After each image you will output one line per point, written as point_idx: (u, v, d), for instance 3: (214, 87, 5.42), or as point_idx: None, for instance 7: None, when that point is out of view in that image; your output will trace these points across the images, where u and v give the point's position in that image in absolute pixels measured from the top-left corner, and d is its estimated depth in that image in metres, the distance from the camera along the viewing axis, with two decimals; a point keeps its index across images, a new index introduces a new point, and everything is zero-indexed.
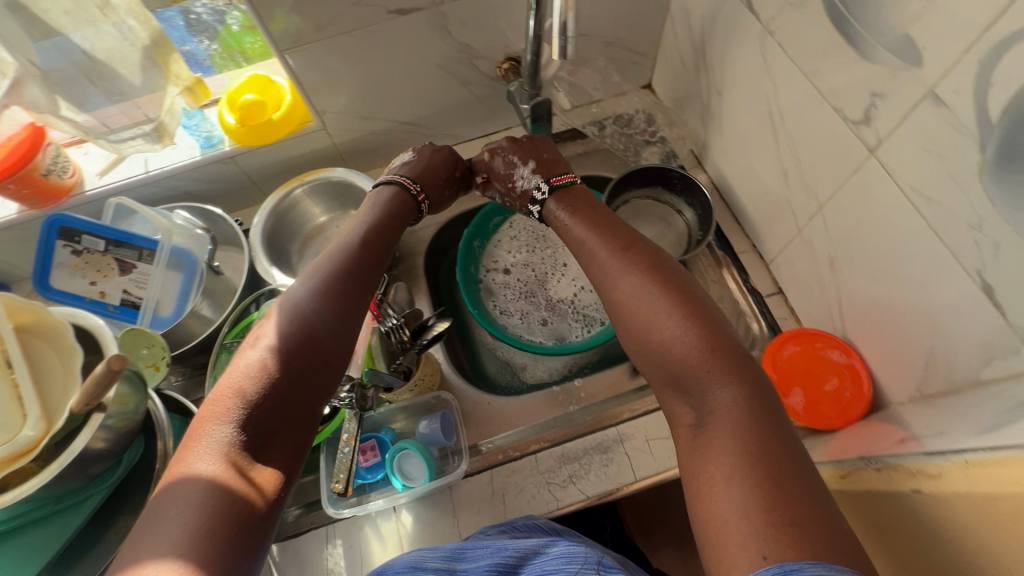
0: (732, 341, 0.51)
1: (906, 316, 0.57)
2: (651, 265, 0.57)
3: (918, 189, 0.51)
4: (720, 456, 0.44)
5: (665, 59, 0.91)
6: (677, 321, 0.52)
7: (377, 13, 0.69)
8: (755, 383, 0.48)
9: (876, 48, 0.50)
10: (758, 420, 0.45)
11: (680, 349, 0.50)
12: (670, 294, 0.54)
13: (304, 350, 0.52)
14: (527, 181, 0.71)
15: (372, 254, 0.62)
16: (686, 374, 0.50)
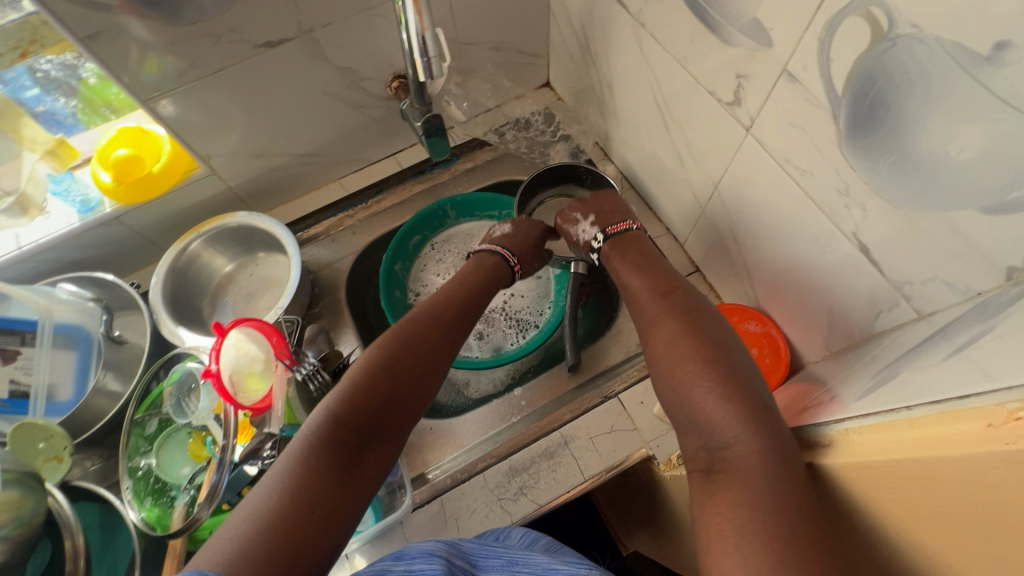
0: (756, 394, 0.47)
1: (804, 280, 0.60)
2: (690, 312, 0.58)
3: (792, 162, 0.53)
4: (732, 504, 0.41)
5: (557, 57, 0.91)
6: (699, 369, 0.51)
7: (243, 48, 0.65)
8: (776, 430, 0.43)
9: (732, 33, 0.52)
10: (777, 469, 0.40)
11: (698, 394, 0.49)
12: (694, 339, 0.54)
13: (391, 391, 0.55)
14: (588, 234, 0.73)
15: (450, 324, 0.64)
16: (701, 418, 0.48)
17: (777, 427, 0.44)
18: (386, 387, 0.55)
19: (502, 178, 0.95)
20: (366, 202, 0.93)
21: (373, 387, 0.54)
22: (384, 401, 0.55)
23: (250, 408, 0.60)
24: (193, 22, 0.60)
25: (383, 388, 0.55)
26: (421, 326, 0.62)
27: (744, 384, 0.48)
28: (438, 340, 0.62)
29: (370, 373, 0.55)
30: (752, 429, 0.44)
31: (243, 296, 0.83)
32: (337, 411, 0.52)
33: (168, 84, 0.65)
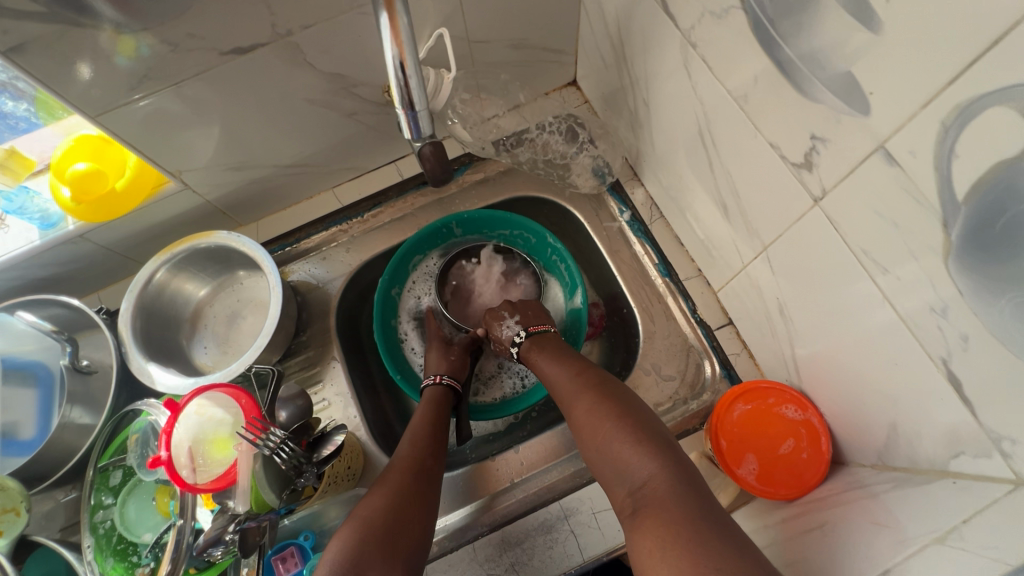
0: (652, 430, 0.54)
1: (863, 379, 0.50)
2: (598, 377, 0.62)
3: (871, 254, 0.42)
4: (658, 530, 0.44)
5: (586, 57, 0.78)
6: (608, 421, 0.56)
7: (208, 56, 0.55)
8: (676, 459, 0.51)
9: (813, 85, 0.39)
10: (684, 492, 0.47)
11: (615, 445, 0.54)
12: (608, 400, 0.59)
13: (395, 505, 0.53)
14: (511, 331, 0.73)
15: (431, 444, 0.62)
16: (621, 462, 0.53)
17: (677, 458, 0.51)
18: (396, 504, 0.53)
19: (516, 192, 0.83)
20: (362, 215, 0.83)
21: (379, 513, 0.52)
22: (396, 518, 0.52)
23: (208, 487, 0.53)
24: (142, 28, 0.49)
25: (395, 506, 0.53)
26: (413, 452, 0.60)
27: (645, 428, 0.54)
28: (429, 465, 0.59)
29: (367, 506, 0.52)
30: (659, 462, 0.50)
31: (224, 319, 0.77)
32: (341, 549, 0.48)
33: (122, 97, 0.55)
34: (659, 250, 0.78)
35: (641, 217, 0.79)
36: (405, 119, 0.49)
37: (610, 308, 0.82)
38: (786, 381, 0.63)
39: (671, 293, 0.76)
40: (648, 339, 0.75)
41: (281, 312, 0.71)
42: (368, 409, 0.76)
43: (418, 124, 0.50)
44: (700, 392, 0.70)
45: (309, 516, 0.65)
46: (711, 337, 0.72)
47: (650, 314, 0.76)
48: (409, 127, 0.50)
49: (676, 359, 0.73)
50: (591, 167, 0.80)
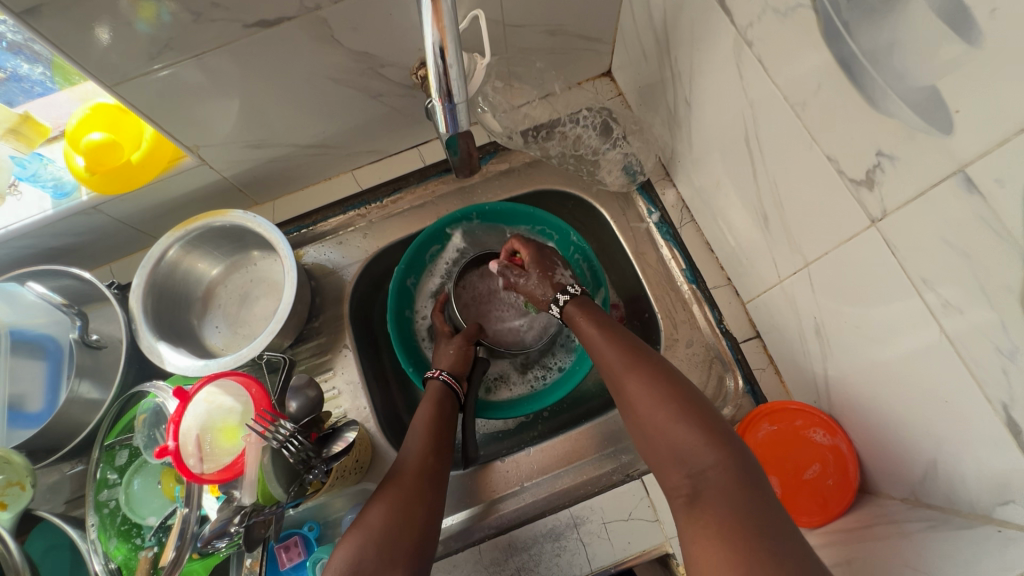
0: (714, 416, 0.51)
1: (904, 412, 0.47)
2: (650, 353, 0.57)
3: (932, 285, 0.39)
4: (716, 521, 0.43)
5: (625, 47, 0.75)
6: (665, 402, 0.52)
7: (231, 28, 0.52)
8: (737, 450, 0.48)
9: (887, 97, 0.36)
10: (748, 487, 0.45)
11: (671, 430, 0.51)
12: (663, 378, 0.54)
13: (398, 515, 0.52)
14: (546, 301, 0.69)
15: (438, 443, 0.61)
16: (677, 447, 0.50)
17: (737, 448, 0.48)
18: (399, 512, 0.52)
19: (541, 185, 0.80)
20: (381, 200, 0.80)
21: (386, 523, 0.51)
22: (399, 526, 0.51)
23: (213, 478, 0.52)
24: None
25: (400, 517, 0.52)
26: (417, 462, 0.58)
27: (707, 413, 0.51)
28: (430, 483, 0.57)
29: (375, 514, 0.52)
30: (719, 452, 0.48)
31: (236, 299, 0.75)
32: (345, 563, 0.48)
33: (140, 68, 0.53)
34: (687, 255, 0.75)
35: (670, 218, 0.76)
36: (442, 110, 0.47)
37: (631, 310, 0.80)
38: (814, 402, 0.60)
39: (696, 300, 0.73)
40: (670, 347, 0.72)
41: (294, 298, 0.69)
42: (378, 400, 0.75)
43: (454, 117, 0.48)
44: (720, 406, 0.68)
45: (314, 508, 0.66)
46: (735, 349, 0.69)
47: (673, 321, 0.73)
48: (445, 118, 0.48)
49: (697, 370, 0.70)
50: (621, 164, 0.77)
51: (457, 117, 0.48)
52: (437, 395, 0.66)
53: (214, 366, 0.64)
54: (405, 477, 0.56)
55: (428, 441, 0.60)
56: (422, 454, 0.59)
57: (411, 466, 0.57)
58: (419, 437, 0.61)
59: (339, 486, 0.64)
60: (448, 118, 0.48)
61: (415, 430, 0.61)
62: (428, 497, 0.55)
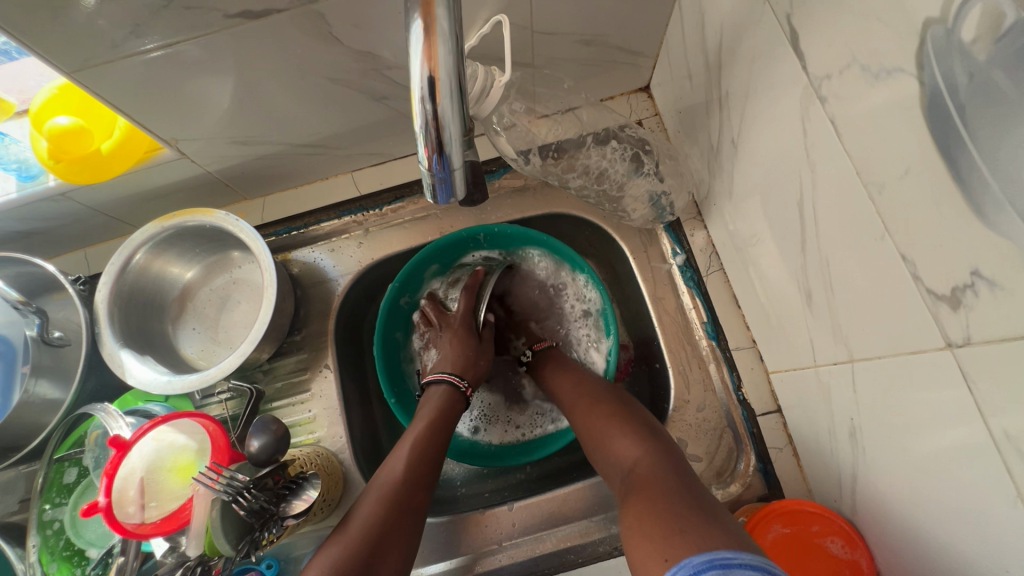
0: (645, 424, 0.55)
1: (945, 556, 0.40)
2: (598, 384, 0.63)
3: (1014, 441, 0.31)
4: (642, 501, 0.45)
5: (668, 64, 0.65)
6: (606, 423, 0.56)
7: (210, 17, 0.45)
8: (664, 446, 0.52)
9: (1000, 212, 0.28)
10: (671, 474, 0.48)
11: (607, 436, 0.55)
12: (602, 401, 0.60)
13: (366, 552, 0.47)
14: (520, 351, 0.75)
15: (425, 469, 0.55)
16: (614, 450, 0.54)
17: (668, 446, 0.52)
18: (370, 547, 0.47)
19: (557, 210, 0.73)
20: (381, 208, 0.73)
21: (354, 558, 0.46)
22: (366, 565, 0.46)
23: (151, 531, 0.46)
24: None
25: (368, 553, 0.47)
26: (399, 490, 0.52)
27: (640, 422, 0.55)
28: (382, 544, 0.48)
29: (344, 545, 0.47)
30: (646, 447, 0.52)
31: (214, 303, 0.70)
32: None
33: (106, 53, 0.46)
34: (710, 308, 0.67)
35: (696, 263, 0.68)
36: (430, 176, 0.34)
37: (640, 354, 0.74)
38: (834, 503, 0.53)
39: (714, 360, 0.66)
40: (679, 409, 0.65)
41: (273, 314, 0.63)
42: (358, 427, 0.69)
43: (447, 186, 0.34)
44: (725, 483, 0.62)
45: (277, 544, 0.61)
46: (750, 421, 0.62)
47: (685, 379, 0.66)
48: (434, 186, 0.34)
49: (705, 439, 0.64)
50: (647, 197, 0.68)
51: (452, 188, 0.35)
52: (438, 403, 0.62)
53: (178, 384, 0.58)
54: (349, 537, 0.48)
55: (377, 497, 0.52)
56: (372, 513, 0.50)
57: (356, 528, 0.49)
58: (371, 496, 0.52)
59: (305, 525, 0.60)
60: (437, 188, 0.35)
61: (409, 450, 0.56)
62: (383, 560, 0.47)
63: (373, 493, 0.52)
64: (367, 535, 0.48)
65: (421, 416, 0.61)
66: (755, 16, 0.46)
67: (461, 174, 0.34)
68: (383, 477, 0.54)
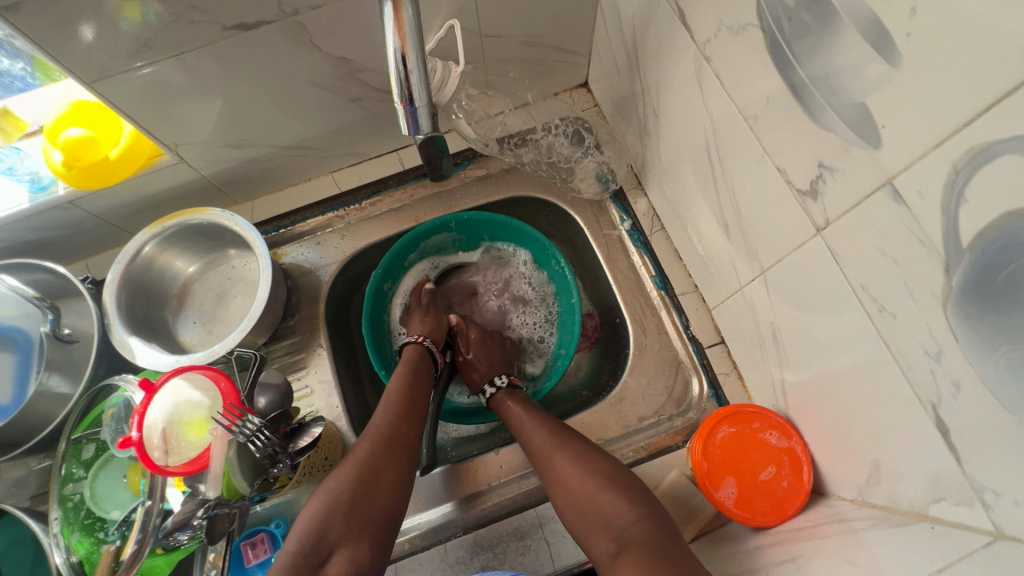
0: (620, 472, 0.57)
1: (852, 416, 0.49)
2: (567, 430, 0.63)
3: (869, 291, 0.40)
4: (643, 571, 0.47)
5: (599, 59, 0.77)
6: (583, 474, 0.57)
7: (210, 30, 0.54)
8: (652, 509, 0.54)
9: (826, 112, 0.38)
10: (663, 540, 0.51)
11: (592, 491, 0.56)
12: (583, 449, 0.60)
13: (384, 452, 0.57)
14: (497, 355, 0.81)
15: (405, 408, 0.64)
16: (601, 510, 0.55)
17: (651, 500, 0.55)
18: (384, 451, 0.58)
19: (517, 192, 0.82)
20: (360, 203, 0.82)
21: (374, 454, 0.57)
22: (384, 460, 0.57)
23: (178, 470, 0.53)
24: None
25: (383, 452, 0.57)
26: (396, 418, 0.62)
27: (621, 472, 0.57)
28: (387, 460, 0.57)
29: (365, 446, 0.58)
30: (631, 506, 0.54)
31: (212, 297, 0.76)
32: (340, 477, 0.54)
33: (118, 66, 0.54)
34: (657, 262, 0.77)
35: (641, 227, 0.78)
36: (404, 116, 0.43)
37: (603, 317, 0.82)
38: (773, 407, 0.62)
39: (665, 306, 0.75)
40: (639, 352, 0.74)
41: (269, 296, 0.69)
42: (352, 400, 0.75)
43: (418, 122, 0.43)
44: (684, 410, 0.70)
45: (282, 505, 0.66)
46: (701, 353, 0.71)
47: (642, 326, 0.75)
48: (407, 123, 0.43)
49: (663, 375, 0.72)
50: (595, 173, 0.79)
51: (420, 124, 0.44)
52: (412, 360, 0.72)
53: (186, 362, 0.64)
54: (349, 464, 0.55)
55: (377, 424, 0.60)
56: (366, 448, 0.57)
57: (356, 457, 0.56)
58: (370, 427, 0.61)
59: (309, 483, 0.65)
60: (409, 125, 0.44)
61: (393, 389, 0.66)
62: (383, 483, 0.55)
63: (380, 416, 0.61)
64: (374, 451, 0.57)
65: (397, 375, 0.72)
66: (654, 8, 0.58)
67: (428, 114, 0.44)
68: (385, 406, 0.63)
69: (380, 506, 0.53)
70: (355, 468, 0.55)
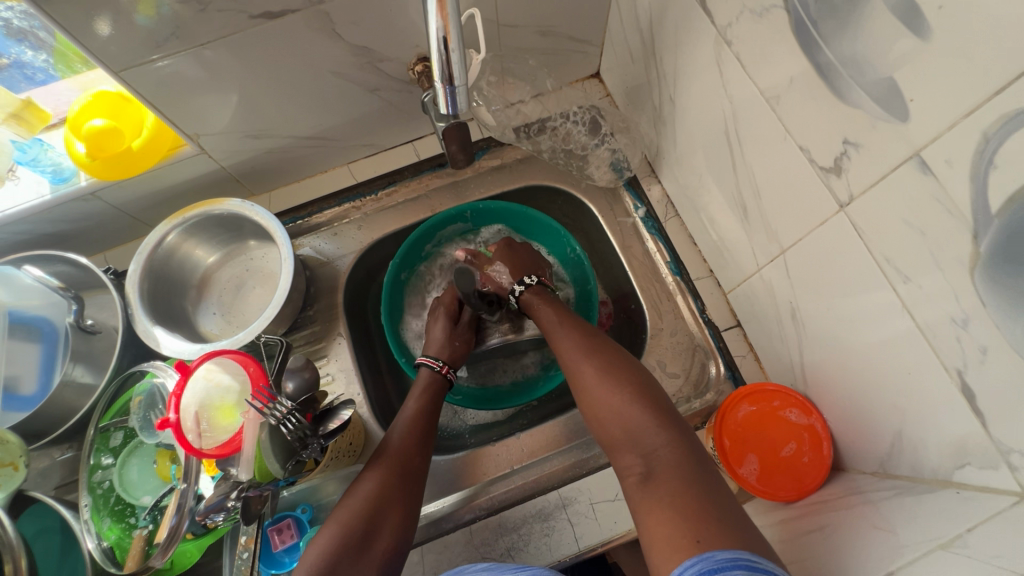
0: (657, 395, 0.57)
1: (873, 389, 0.50)
2: (605, 348, 0.63)
3: (895, 263, 0.42)
4: (670, 485, 0.47)
5: (612, 48, 0.78)
6: (616, 392, 0.57)
7: (237, 19, 0.54)
8: (684, 432, 0.53)
9: (852, 89, 0.39)
10: (692, 461, 0.49)
11: (624, 407, 0.56)
12: (620, 372, 0.59)
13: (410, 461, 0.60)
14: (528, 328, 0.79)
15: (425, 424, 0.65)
16: (629, 424, 0.54)
17: (685, 428, 0.53)
18: (412, 461, 0.60)
19: (531, 182, 0.83)
20: (376, 193, 0.83)
21: (403, 464, 0.59)
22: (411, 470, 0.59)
23: (213, 453, 0.53)
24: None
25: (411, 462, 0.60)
26: (418, 425, 0.64)
27: (655, 393, 0.57)
28: (412, 471, 0.59)
29: (393, 456, 0.60)
30: (661, 425, 0.53)
31: (231, 288, 0.77)
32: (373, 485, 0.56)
33: (146, 55, 0.55)
34: (672, 248, 0.78)
35: (655, 214, 0.80)
36: (443, 96, 0.44)
37: (618, 305, 0.83)
38: (791, 386, 0.63)
39: (681, 291, 0.76)
40: (655, 336, 0.75)
41: (291, 284, 0.70)
42: (372, 388, 0.76)
43: (455, 101, 0.44)
44: (702, 392, 0.71)
45: (308, 491, 0.67)
46: (717, 336, 0.72)
47: (658, 311, 0.76)
48: (445, 101, 0.44)
49: (680, 359, 0.73)
50: (609, 161, 0.81)
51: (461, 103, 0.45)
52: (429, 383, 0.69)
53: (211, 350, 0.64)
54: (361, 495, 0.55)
55: (406, 431, 0.63)
56: (376, 478, 0.57)
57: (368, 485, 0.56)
58: (399, 431, 0.63)
59: (335, 470, 0.66)
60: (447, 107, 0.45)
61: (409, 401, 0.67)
62: (389, 515, 0.55)
63: (405, 423, 0.63)
64: (401, 462, 0.59)
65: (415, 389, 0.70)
66: None
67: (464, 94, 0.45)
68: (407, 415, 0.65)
69: (403, 517, 0.56)
70: (386, 478, 0.57)
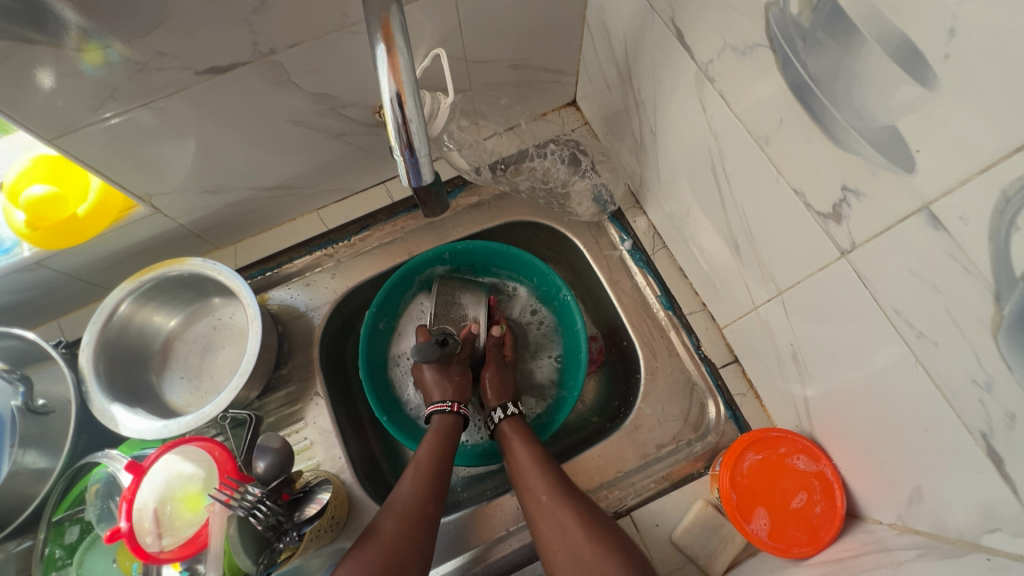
0: (605, 520, 0.57)
1: (886, 439, 0.47)
2: (557, 468, 0.62)
3: (904, 315, 0.39)
4: None
5: (588, 78, 0.75)
6: (567, 516, 0.57)
7: (182, 75, 0.50)
8: (633, 559, 0.53)
9: (849, 135, 0.36)
10: None
11: (573, 537, 0.55)
12: (573, 498, 0.58)
13: (431, 497, 0.59)
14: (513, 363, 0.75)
15: (435, 486, 0.61)
16: (580, 555, 0.54)
17: (635, 556, 0.54)
18: (432, 495, 0.59)
19: (510, 220, 0.79)
20: (349, 239, 0.78)
21: (424, 498, 0.59)
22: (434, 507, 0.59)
23: (173, 556, 0.49)
24: (120, 41, 0.45)
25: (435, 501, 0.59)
26: (431, 472, 0.61)
27: (604, 520, 0.57)
28: (433, 507, 0.59)
29: (416, 491, 0.59)
30: (615, 557, 0.53)
31: (197, 350, 0.72)
32: (396, 520, 0.56)
33: (86, 118, 0.50)
34: (662, 282, 0.74)
35: (642, 246, 0.76)
36: (403, 165, 0.40)
37: (609, 340, 0.80)
38: (797, 429, 0.60)
39: (674, 327, 0.73)
40: (651, 376, 0.71)
41: (259, 347, 0.65)
42: (355, 450, 0.71)
43: (418, 172, 0.40)
44: (703, 435, 0.67)
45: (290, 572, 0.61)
46: (715, 374, 0.69)
47: (652, 349, 0.72)
48: (407, 174, 0.40)
49: (678, 399, 0.70)
50: (591, 193, 0.77)
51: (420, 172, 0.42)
52: (444, 428, 0.67)
53: (175, 427, 0.59)
54: (368, 559, 0.52)
55: (423, 470, 0.61)
56: (392, 524, 0.56)
57: (383, 542, 0.54)
58: (418, 466, 0.62)
59: (318, 547, 0.61)
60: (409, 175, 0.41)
61: (419, 460, 0.62)
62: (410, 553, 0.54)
63: (420, 461, 0.62)
64: (426, 498, 0.59)
65: (430, 441, 0.65)
66: (646, 27, 0.56)
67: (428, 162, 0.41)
68: (423, 457, 0.63)
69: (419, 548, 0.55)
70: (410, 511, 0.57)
